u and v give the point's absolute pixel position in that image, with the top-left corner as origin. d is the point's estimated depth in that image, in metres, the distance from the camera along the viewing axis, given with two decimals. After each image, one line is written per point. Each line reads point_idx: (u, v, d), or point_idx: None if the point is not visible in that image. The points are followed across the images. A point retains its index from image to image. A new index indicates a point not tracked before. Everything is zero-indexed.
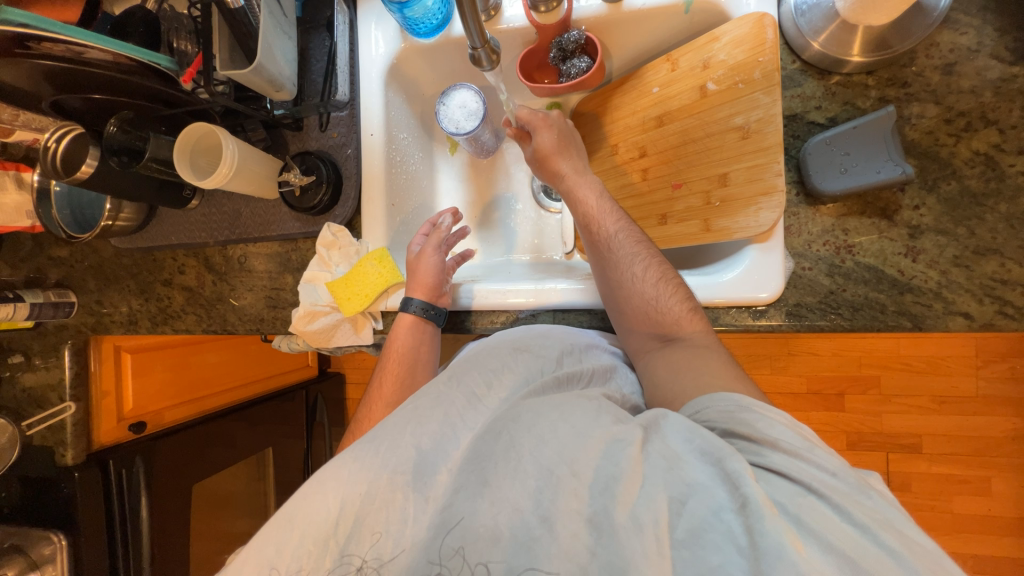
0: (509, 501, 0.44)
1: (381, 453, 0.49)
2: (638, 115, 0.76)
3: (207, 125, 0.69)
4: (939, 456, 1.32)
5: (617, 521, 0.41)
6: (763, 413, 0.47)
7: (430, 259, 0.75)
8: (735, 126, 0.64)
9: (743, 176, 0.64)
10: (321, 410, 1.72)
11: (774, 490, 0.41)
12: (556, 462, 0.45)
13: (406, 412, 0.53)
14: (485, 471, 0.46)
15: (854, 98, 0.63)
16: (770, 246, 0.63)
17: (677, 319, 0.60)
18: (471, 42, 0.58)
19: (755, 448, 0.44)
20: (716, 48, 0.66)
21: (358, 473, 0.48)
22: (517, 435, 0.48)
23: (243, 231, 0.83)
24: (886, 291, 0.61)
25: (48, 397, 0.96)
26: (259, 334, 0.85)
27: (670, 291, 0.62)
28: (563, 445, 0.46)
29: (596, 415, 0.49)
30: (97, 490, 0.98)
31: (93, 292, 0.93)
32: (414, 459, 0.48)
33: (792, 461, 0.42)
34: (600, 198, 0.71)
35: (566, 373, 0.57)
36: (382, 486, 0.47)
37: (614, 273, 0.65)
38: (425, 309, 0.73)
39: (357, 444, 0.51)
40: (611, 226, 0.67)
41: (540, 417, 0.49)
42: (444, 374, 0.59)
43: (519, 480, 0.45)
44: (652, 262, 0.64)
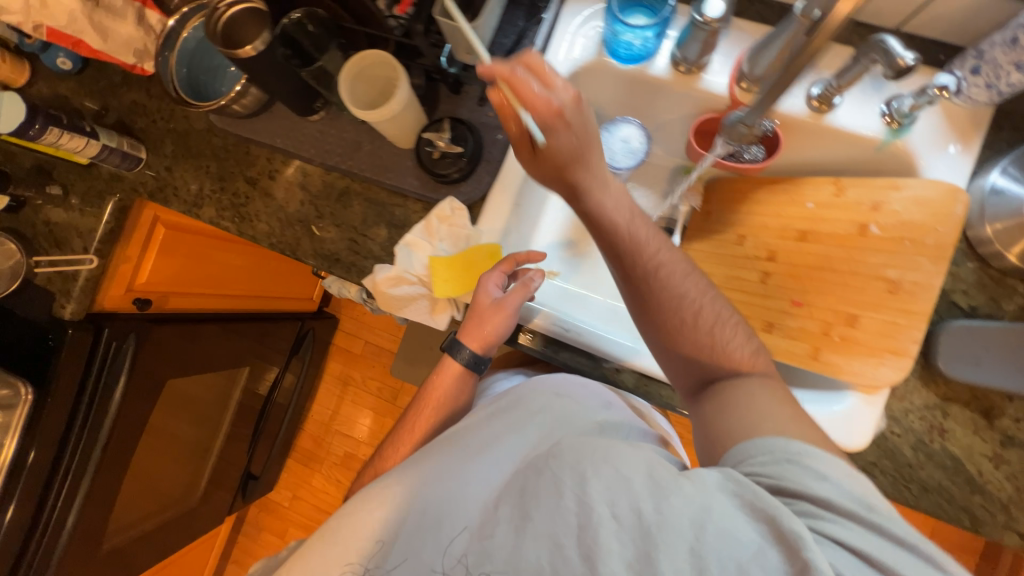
0: (564, 521, 0.54)
1: (444, 445, 0.68)
2: (780, 219, 0.77)
3: (385, 56, 0.65)
4: None
5: (673, 559, 0.48)
6: (812, 466, 0.50)
7: (504, 322, 0.70)
8: (884, 277, 0.65)
9: (876, 327, 0.64)
10: (306, 347, 1.68)
11: (832, 556, 0.45)
12: (606, 496, 0.53)
13: (462, 440, 0.69)
14: (529, 505, 0.58)
15: (1001, 297, 0.65)
16: (873, 400, 0.64)
17: (737, 360, 0.63)
18: (750, 119, 0.62)
19: (812, 509, 0.48)
20: (893, 196, 0.67)
21: (427, 464, 0.66)
22: (563, 472, 0.57)
23: (356, 166, 0.78)
24: (960, 484, 0.63)
25: (70, 240, 0.89)
26: (326, 272, 0.80)
27: (731, 334, 0.64)
28: (612, 482, 0.54)
29: (638, 460, 0.56)
30: (81, 354, 0.90)
31: (166, 157, 0.86)
32: (467, 447, 0.68)
33: (844, 528, 0.47)
34: (633, 220, 0.63)
35: (606, 421, 0.71)
36: (446, 467, 0.65)
37: (662, 314, 0.64)
38: (471, 361, 0.75)
39: (420, 481, 0.64)
40: (654, 260, 0.64)
41: (586, 458, 0.57)
42: (499, 411, 0.73)
43: (573, 511, 0.54)
44: (705, 300, 0.65)
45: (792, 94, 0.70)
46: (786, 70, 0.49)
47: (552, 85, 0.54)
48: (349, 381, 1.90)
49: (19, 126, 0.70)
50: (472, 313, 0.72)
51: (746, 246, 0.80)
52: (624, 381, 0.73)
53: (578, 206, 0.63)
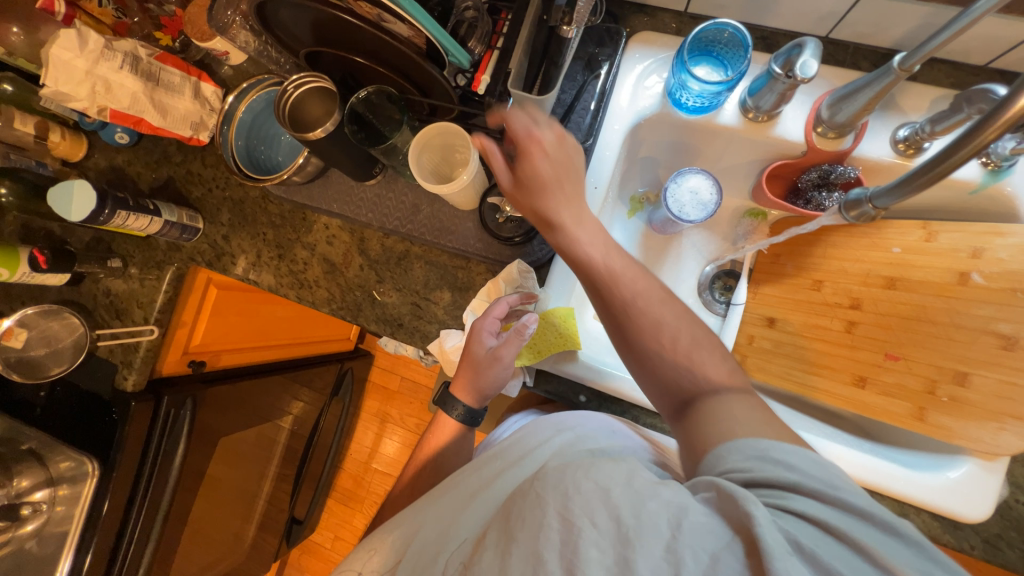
0: (531, 556, 0.38)
1: (444, 490, 0.62)
2: (862, 265, 0.73)
3: (455, 126, 0.63)
4: None
5: None
6: (784, 453, 0.40)
7: (495, 374, 0.67)
8: (996, 332, 0.60)
9: (991, 387, 0.59)
10: (346, 387, 1.68)
11: (791, 532, 0.35)
12: (580, 515, 0.38)
13: (458, 480, 0.62)
14: (513, 528, 0.41)
15: None
16: (992, 467, 0.60)
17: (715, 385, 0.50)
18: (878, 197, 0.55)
19: (775, 490, 0.38)
20: (996, 242, 0.62)
21: (425, 514, 0.59)
22: (542, 491, 0.41)
23: (417, 230, 0.77)
24: None
25: (131, 312, 0.90)
26: (389, 337, 0.79)
27: (709, 358, 0.52)
28: (588, 498, 0.39)
29: (626, 472, 0.41)
30: (145, 425, 0.89)
31: (223, 226, 0.86)
32: (460, 484, 0.61)
33: (810, 504, 0.37)
34: (611, 253, 0.56)
35: (600, 448, 0.59)
36: (441, 511, 0.58)
37: (636, 343, 0.54)
38: (466, 414, 0.73)
39: (413, 517, 0.60)
40: (627, 286, 0.54)
41: (566, 471, 0.41)
42: (497, 457, 0.64)
43: (543, 537, 0.38)
44: (676, 324, 0.53)
45: (876, 139, 0.66)
46: (932, 163, 0.45)
47: (542, 128, 0.56)
48: (387, 419, 1.88)
49: (91, 213, 0.72)
50: (467, 363, 0.69)
51: (824, 292, 0.76)
52: None
53: (551, 244, 0.58)
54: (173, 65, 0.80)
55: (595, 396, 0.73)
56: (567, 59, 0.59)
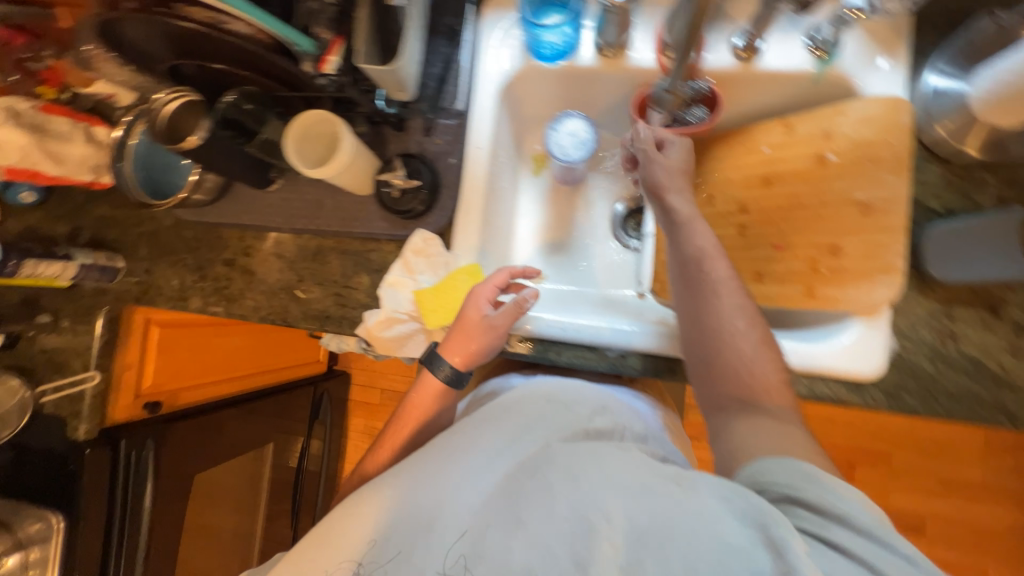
0: (541, 540, 0.49)
1: (419, 461, 0.61)
2: (741, 171, 0.77)
3: (324, 112, 0.66)
4: (935, 536, 1.49)
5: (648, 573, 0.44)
6: (832, 485, 0.46)
7: (490, 338, 0.69)
8: (855, 201, 0.65)
9: (859, 251, 0.64)
10: (325, 409, 1.67)
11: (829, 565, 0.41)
12: (590, 508, 0.49)
13: (456, 448, 0.61)
14: (520, 508, 0.52)
15: (972, 191, 0.65)
16: (876, 323, 0.64)
17: (767, 386, 0.56)
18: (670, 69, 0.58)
19: (820, 520, 0.44)
20: (841, 121, 0.68)
21: (393, 495, 0.58)
22: (552, 479, 0.53)
23: (324, 223, 0.80)
24: (986, 384, 0.62)
25: (70, 363, 0.91)
26: (319, 331, 0.81)
27: (770, 359, 0.58)
28: (597, 492, 0.50)
29: (633, 469, 0.53)
30: (105, 471, 0.90)
31: (143, 260, 0.88)
32: (443, 447, 0.62)
33: (839, 530, 0.43)
34: (711, 246, 0.64)
35: (596, 427, 0.64)
36: (421, 501, 0.56)
37: (708, 318, 0.61)
38: (452, 376, 0.70)
39: (406, 481, 0.59)
40: (720, 269, 0.62)
41: (580, 469, 0.53)
42: (481, 419, 0.66)
43: (554, 522, 0.50)
44: (755, 322, 0.60)
45: (716, 51, 0.71)
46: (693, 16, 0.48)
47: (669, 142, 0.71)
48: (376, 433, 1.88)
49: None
50: (458, 326, 0.70)
51: (716, 204, 0.79)
52: (632, 366, 0.74)
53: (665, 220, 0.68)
54: (60, 114, 0.81)
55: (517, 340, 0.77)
56: (407, 23, 0.62)
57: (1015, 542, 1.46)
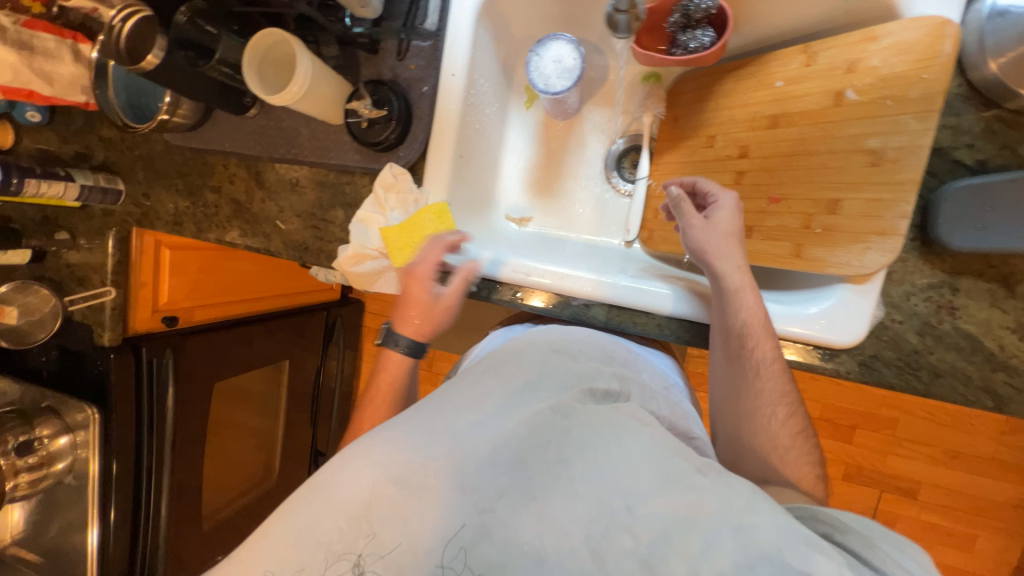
0: (557, 524, 0.43)
1: (417, 417, 0.51)
2: (748, 108, 0.68)
3: (280, 31, 0.62)
4: (932, 505, 1.44)
5: (672, 570, 0.40)
6: (885, 543, 0.42)
7: (440, 312, 0.65)
8: (867, 148, 0.57)
9: (858, 208, 0.57)
10: (338, 333, 1.73)
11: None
12: (614, 495, 0.44)
13: (455, 400, 0.52)
14: (533, 484, 0.45)
15: (1017, 143, 0.54)
16: (863, 289, 0.58)
17: (797, 475, 0.58)
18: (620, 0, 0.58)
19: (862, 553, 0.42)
20: (870, 49, 0.57)
21: (393, 455, 0.46)
22: (570, 453, 0.47)
23: (300, 153, 0.78)
24: (977, 363, 0.56)
25: (89, 277, 0.99)
26: (301, 262, 0.83)
27: (800, 439, 0.59)
28: (623, 476, 0.44)
29: (657, 449, 0.46)
30: (130, 372, 1.03)
31: (141, 184, 0.91)
32: (439, 403, 0.52)
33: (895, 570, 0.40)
34: (760, 320, 0.58)
35: (602, 386, 0.55)
36: (416, 470, 0.45)
37: (749, 401, 0.59)
38: (412, 348, 0.65)
39: (398, 436, 0.48)
40: (765, 351, 0.58)
41: (599, 442, 0.47)
42: (485, 365, 0.59)
43: (573, 503, 0.44)
44: (791, 404, 0.59)
45: None
46: None
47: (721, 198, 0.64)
48: None
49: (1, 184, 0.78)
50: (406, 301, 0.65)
51: (717, 146, 0.71)
52: (596, 316, 0.71)
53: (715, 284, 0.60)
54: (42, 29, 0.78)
55: (485, 283, 0.74)
56: None
57: (1018, 518, 1.39)
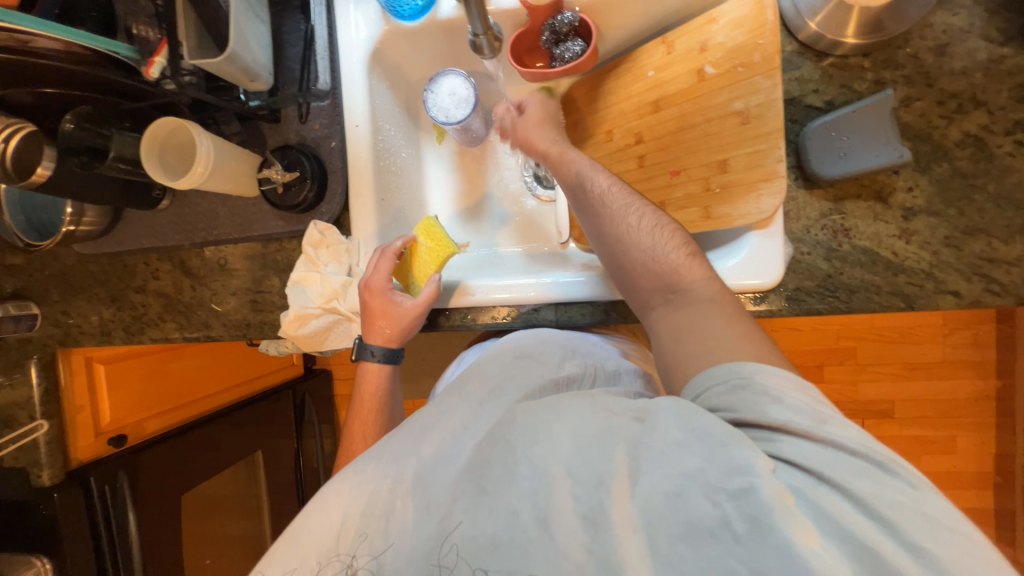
0: (505, 506, 0.44)
1: (377, 456, 0.53)
2: (632, 100, 0.75)
3: (175, 120, 0.63)
4: (910, 419, 1.53)
5: (612, 516, 0.41)
6: (765, 385, 0.44)
7: (413, 319, 0.69)
8: (735, 111, 0.64)
9: (744, 163, 0.63)
10: (309, 409, 1.58)
11: (786, 478, 0.38)
12: (551, 463, 0.45)
13: (410, 426, 0.57)
14: (484, 478, 0.47)
15: (851, 80, 0.63)
16: (770, 231, 0.64)
17: (678, 266, 0.57)
18: (473, 28, 0.61)
19: (766, 434, 0.41)
20: (714, 30, 0.65)
21: (358, 488, 0.51)
22: (513, 441, 0.48)
23: (222, 232, 0.77)
24: (880, 273, 0.62)
25: (14, 416, 0.90)
26: (246, 340, 0.81)
27: (669, 236, 0.58)
28: (557, 447, 0.46)
29: (590, 413, 0.48)
30: (81, 507, 0.94)
31: (57, 303, 0.87)
32: (400, 434, 0.56)
33: (801, 446, 0.39)
34: (590, 173, 0.65)
35: (565, 375, 0.59)
36: (381, 497, 0.50)
37: (610, 226, 0.61)
38: (386, 355, 0.72)
39: (369, 464, 0.53)
40: (603, 181, 0.63)
41: (538, 422, 0.48)
42: (451, 389, 0.62)
43: (516, 484, 0.45)
44: (648, 211, 0.61)
45: None
46: None
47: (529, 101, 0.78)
48: None
49: None
50: (376, 310, 0.70)
51: (615, 138, 0.77)
52: (546, 317, 0.73)
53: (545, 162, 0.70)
54: None
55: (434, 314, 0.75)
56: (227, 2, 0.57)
57: (985, 410, 1.49)
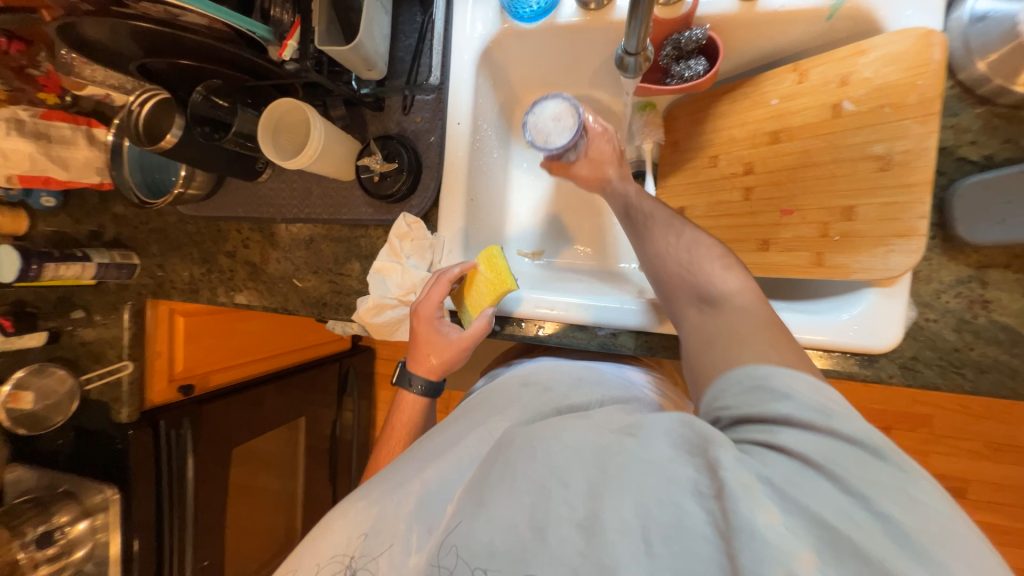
0: (503, 520, 0.42)
1: (388, 479, 0.52)
2: (747, 127, 0.70)
3: (293, 101, 0.65)
4: (984, 503, 1.38)
5: (604, 524, 0.37)
6: (781, 385, 0.38)
7: (456, 352, 0.68)
8: (872, 155, 0.58)
9: (874, 212, 0.58)
10: (353, 383, 1.66)
11: (765, 468, 0.34)
12: (548, 477, 0.42)
13: (420, 446, 0.55)
14: (482, 491, 0.45)
15: (1019, 135, 0.56)
16: (894, 291, 0.58)
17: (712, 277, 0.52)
18: (629, 45, 0.52)
19: (766, 428, 0.37)
20: (860, 63, 0.59)
21: (365, 508, 0.50)
22: (512, 457, 0.45)
23: (314, 211, 0.80)
24: (1020, 355, 0.55)
25: (106, 353, 1.00)
26: (319, 318, 0.83)
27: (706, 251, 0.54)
28: (553, 462, 0.43)
29: (589, 429, 0.44)
30: (149, 447, 1.01)
31: (156, 256, 0.92)
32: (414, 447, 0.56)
33: (801, 435, 0.35)
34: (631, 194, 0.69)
35: (569, 404, 0.51)
36: (387, 520, 0.48)
37: (650, 246, 0.61)
38: (428, 389, 0.70)
39: (394, 475, 0.52)
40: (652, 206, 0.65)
41: (537, 441, 0.45)
42: (468, 406, 0.60)
43: (514, 495, 0.42)
44: (686, 228, 0.59)
45: None
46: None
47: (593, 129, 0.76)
48: None
49: (19, 271, 0.82)
50: (420, 341, 0.69)
51: (721, 165, 0.72)
52: (625, 345, 0.69)
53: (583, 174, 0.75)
54: (61, 120, 0.83)
55: (506, 322, 0.73)
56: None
57: None
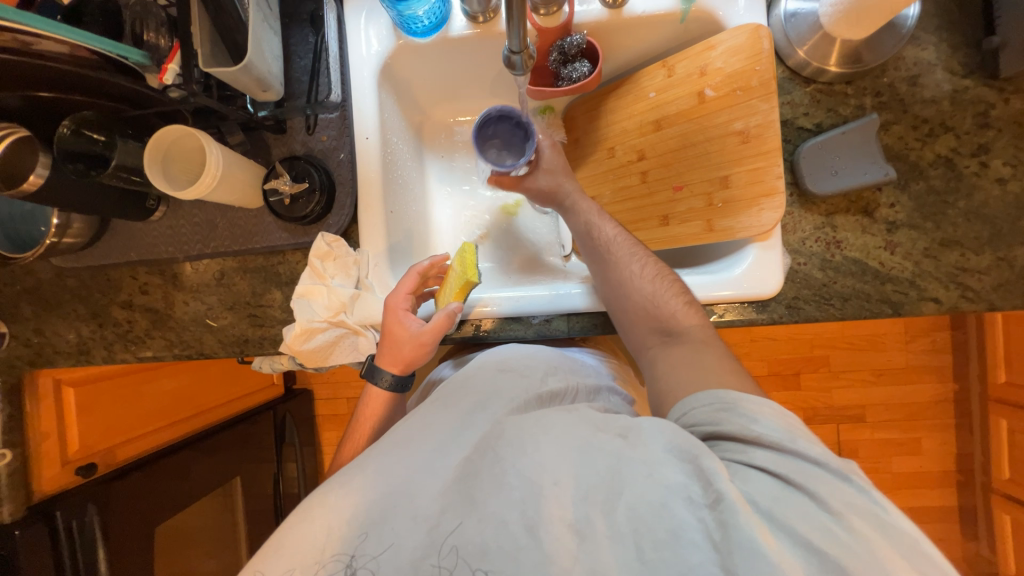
0: (496, 516, 0.43)
1: (366, 472, 0.48)
2: (634, 119, 0.78)
3: (182, 129, 0.61)
4: (881, 423, 1.60)
5: (599, 529, 0.41)
6: (745, 409, 0.46)
7: (422, 346, 0.67)
8: (735, 131, 0.68)
9: (744, 179, 0.68)
10: (291, 429, 1.53)
11: (751, 489, 0.41)
12: (540, 474, 0.44)
13: (394, 432, 0.54)
14: (474, 488, 0.45)
15: (837, 105, 0.69)
16: (770, 244, 0.67)
17: (675, 312, 0.60)
18: (510, 45, 0.54)
19: (741, 446, 0.44)
20: (712, 56, 0.69)
21: (346, 498, 0.46)
22: (502, 451, 0.47)
23: (221, 244, 0.74)
24: (870, 281, 0.67)
25: None
26: (242, 357, 0.77)
27: (667, 288, 0.61)
28: (546, 457, 0.45)
29: (575, 425, 0.48)
30: (44, 545, 0.86)
31: (29, 320, 0.80)
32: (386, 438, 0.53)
33: (770, 454, 0.43)
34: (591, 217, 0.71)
35: (548, 391, 0.56)
36: (376, 505, 0.45)
37: (613, 271, 0.65)
38: (395, 383, 0.69)
39: (360, 472, 0.48)
40: (610, 231, 0.68)
41: (525, 434, 0.47)
42: (439, 396, 0.58)
43: (506, 493, 0.44)
44: (648, 261, 0.64)
45: (585, 2, 0.71)
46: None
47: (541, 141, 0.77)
48: None
49: None
50: (386, 336, 0.68)
51: (617, 154, 0.80)
52: (558, 329, 0.72)
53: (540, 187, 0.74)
54: None
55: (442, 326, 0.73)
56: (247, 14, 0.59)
57: (944, 412, 1.58)
